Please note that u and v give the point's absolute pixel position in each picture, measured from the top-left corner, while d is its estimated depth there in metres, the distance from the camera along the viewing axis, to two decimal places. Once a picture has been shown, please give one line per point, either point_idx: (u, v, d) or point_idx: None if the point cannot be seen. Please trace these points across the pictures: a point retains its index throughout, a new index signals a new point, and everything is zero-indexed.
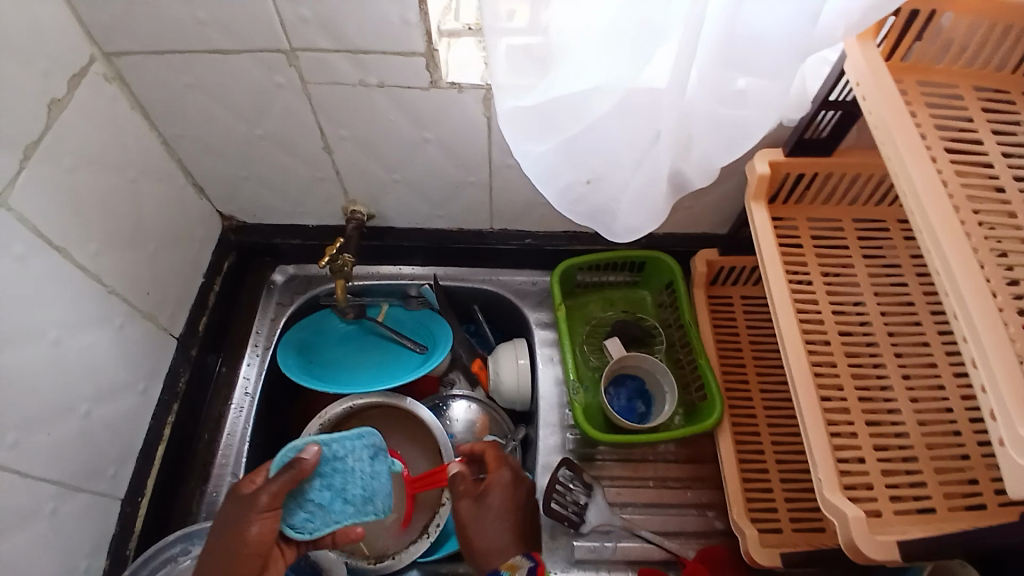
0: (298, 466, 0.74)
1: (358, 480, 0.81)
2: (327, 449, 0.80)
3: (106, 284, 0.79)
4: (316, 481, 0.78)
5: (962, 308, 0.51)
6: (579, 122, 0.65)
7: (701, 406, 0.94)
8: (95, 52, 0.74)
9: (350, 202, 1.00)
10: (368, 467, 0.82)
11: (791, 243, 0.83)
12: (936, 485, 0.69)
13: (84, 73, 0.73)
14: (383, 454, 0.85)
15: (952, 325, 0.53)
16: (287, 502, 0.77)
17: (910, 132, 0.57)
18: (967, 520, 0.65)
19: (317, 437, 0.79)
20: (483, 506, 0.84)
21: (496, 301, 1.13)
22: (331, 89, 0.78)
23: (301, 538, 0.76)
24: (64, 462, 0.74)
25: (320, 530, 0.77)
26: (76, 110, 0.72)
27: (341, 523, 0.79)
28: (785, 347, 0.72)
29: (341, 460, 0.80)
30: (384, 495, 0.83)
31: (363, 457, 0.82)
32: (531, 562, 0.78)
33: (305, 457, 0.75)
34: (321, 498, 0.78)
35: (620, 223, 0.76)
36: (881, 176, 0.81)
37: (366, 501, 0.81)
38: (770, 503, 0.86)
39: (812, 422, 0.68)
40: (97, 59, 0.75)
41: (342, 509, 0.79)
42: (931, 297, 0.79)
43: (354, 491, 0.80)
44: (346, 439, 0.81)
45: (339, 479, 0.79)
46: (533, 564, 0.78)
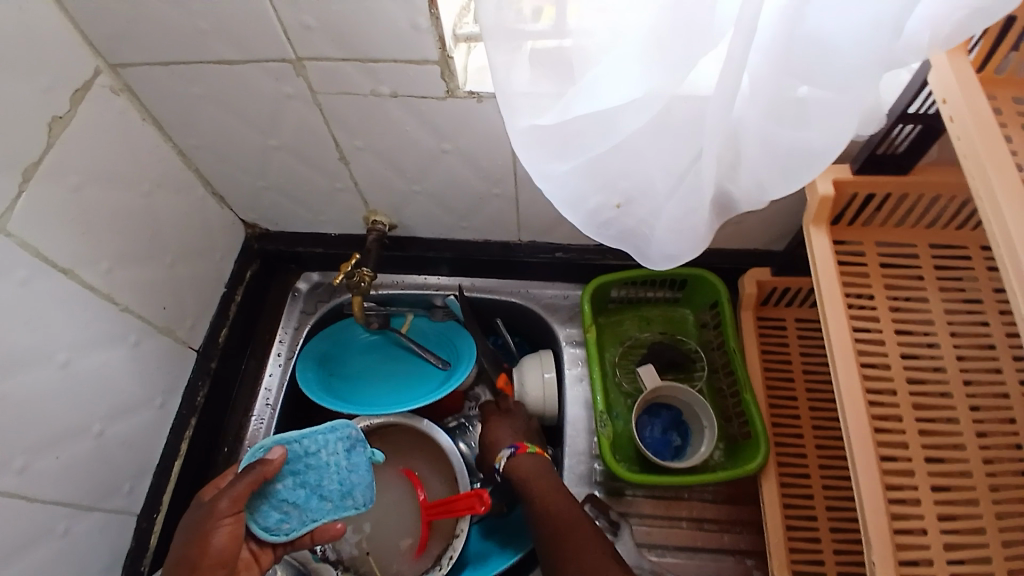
0: (261, 466, 0.69)
1: (334, 475, 0.76)
2: (297, 446, 0.74)
3: (118, 302, 0.78)
4: (286, 479, 0.73)
5: None
6: (602, 144, 0.57)
7: (745, 444, 0.86)
8: (100, 64, 0.72)
9: (371, 211, 0.95)
10: (344, 461, 0.77)
11: (855, 270, 0.73)
12: (1002, 563, 0.59)
13: (89, 86, 0.71)
14: (361, 446, 0.80)
15: None
16: (255, 502, 0.71)
17: (1007, 168, 0.46)
18: None
19: (283, 436, 0.74)
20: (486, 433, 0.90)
21: (524, 314, 1.06)
22: (341, 99, 0.73)
23: (277, 540, 0.71)
24: (76, 483, 0.74)
25: (297, 531, 0.73)
26: (82, 125, 0.70)
27: (320, 521, 0.74)
28: (842, 400, 0.62)
29: (314, 456, 0.75)
30: (363, 488, 0.78)
31: (337, 451, 0.77)
32: (511, 448, 0.83)
33: (268, 459, 0.69)
34: (295, 497, 0.73)
35: (655, 249, 0.68)
36: (965, 197, 0.69)
37: (343, 497, 0.76)
38: (817, 556, 0.78)
39: (869, 491, 0.59)
40: (102, 72, 0.72)
41: (318, 506, 0.74)
42: (1016, 340, 0.67)
43: (330, 487, 0.75)
44: (317, 434, 0.76)
45: (314, 476, 0.75)
46: (513, 448, 0.83)
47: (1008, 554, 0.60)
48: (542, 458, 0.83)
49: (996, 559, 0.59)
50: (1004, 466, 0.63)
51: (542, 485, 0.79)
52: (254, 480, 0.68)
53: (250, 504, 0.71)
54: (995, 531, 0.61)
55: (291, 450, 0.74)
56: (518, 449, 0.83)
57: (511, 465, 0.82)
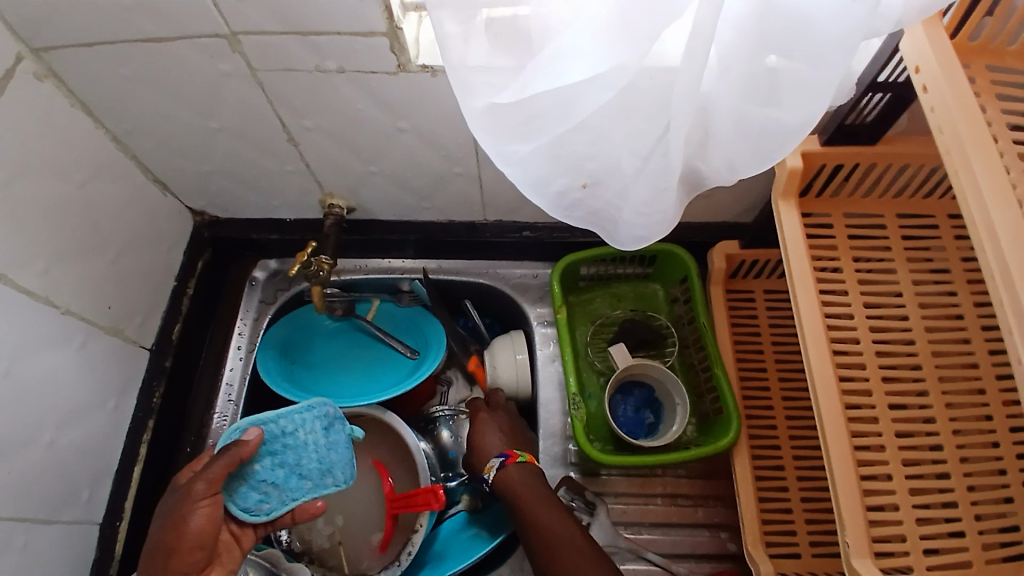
0: (237, 447, 0.65)
1: (312, 454, 0.72)
2: (272, 426, 0.70)
3: (58, 304, 0.72)
4: (264, 459, 0.69)
5: None
6: (567, 122, 0.54)
7: (717, 420, 0.86)
8: (21, 49, 0.65)
9: (327, 194, 0.90)
10: (322, 439, 0.73)
11: (824, 243, 0.72)
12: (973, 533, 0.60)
13: (10, 73, 0.64)
14: (340, 423, 0.76)
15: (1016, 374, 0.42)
16: (233, 483, 0.68)
17: (988, 147, 0.45)
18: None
19: (258, 416, 0.69)
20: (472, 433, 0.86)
21: (493, 295, 1.03)
22: (285, 76, 0.67)
23: (258, 521, 0.68)
24: (31, 496, 0.70)
25: (278, 510, 0.70)
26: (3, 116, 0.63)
27: (301, 499, 0.71)
28: (813, 382, 0.62)
29: (291, 436, 0.71)
30: (344, 465, 0.74)
31: (315, 430, 0.73)
32: (502, 457, 0.80)
33: (244, 440, 0.65)
34: (274, 477, 0.69)
35: (624, 230, 0.65)
36: (934, 166, 0.68)
37: (323, 475, 0.73)
38: (789, 525, 0.79)
39: (840, 469, 0.59)
40: (24, 58, 0.66)
41: (298, 485, 0.71)
42: (982, 310, 0.67)
43: (309, 466, 0.71)
44: (293, 413, 0.71)
45: (292, 455, 0.71)
46: (503, 458, 0.80)
47: (981, 527, 0.61)
48: (533, 467, 0.80)
49: (970, 533, 0.60)
50: (977, 439, 0.63)
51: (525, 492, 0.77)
52: (230, 463, 0.64)
53: (227, 486, 0.68)
54: (968, 505, 0.62)
55: (267, 430, 0.70)
56: (511, 459, 0.79)
57: (497, 480, 0.79)
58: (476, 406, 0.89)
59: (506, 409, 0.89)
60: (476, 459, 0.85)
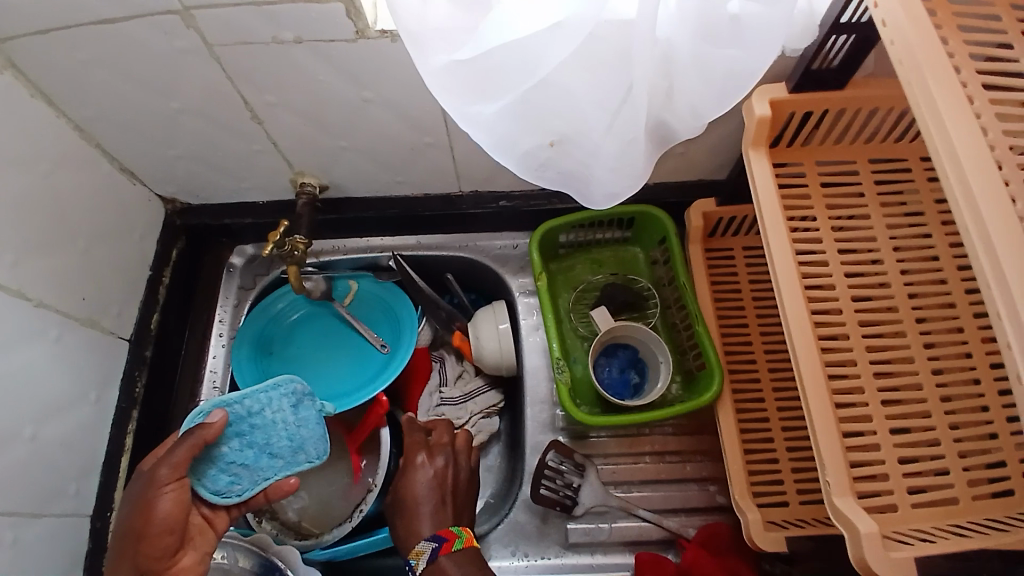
0: (202, 430, 0.66)
1: (281, 431, 0.75)
2: (237, 407, 0.72)
3: (30, 297, 0.71)
4: (232, 441, 0.71)
5: (998, 279, 0.40)
6: (532, 77, 0.53)
7: (700, 376, 0.87)
8: None
9: (298, 173, 0.89)
10: (291, 417, 0.76)
11: (797, 192, 0.72)
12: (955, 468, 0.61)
13: None
14: (308, 400, 0.78)
15: (984, 297, 0.42)
16: (200, 467, 0.69)
17: (947, 76, 0.45)
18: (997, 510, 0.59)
19: (221, 398, 0.71)
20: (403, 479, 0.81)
21: (473, 268, 1.03)
22: (244, 50, 0.66)
23: (230, 502, 0.70)
24: (16, 492, 0.69)
25: (249, 491, 0.72)
26: None
27: (273, 478, 0.74)
28: (789, 327, 0.62)
29: (258, 415, 0.73)
30: (315, 441, 0.77)
31: (283, 407, 0.75)
32: (435, 542, 0.75)
33: (208, 422, 0.67)
34: (243, 458, 0.71)
35: (597, 187, 0.64)
36: (904, 109, 0.68)
37: (295, 452, 0.76)
38: (776, 474, 0.80)
39: (818, 409, 0.59)
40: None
41: (270, 464, 0.74)
42: (956, 250, 0.68)
43: (279, 444, 0.74)
44: (258, 393, 0.74)
45: (261, 435, 0.73)
46: (437, 545, 0.74)
47: (965, 462, 0.62)
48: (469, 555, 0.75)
49: (954, 470, 0.61)
50: (958, 376, 0.64)
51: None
52: (195, 446, 0.65)
53: (195, 470, 0.69)
54: (951, 442, 0.63)
55: (233, 412, 0.72)
56: (443, 547, 0.74)
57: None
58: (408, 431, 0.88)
59: (452, 452, 0.85)
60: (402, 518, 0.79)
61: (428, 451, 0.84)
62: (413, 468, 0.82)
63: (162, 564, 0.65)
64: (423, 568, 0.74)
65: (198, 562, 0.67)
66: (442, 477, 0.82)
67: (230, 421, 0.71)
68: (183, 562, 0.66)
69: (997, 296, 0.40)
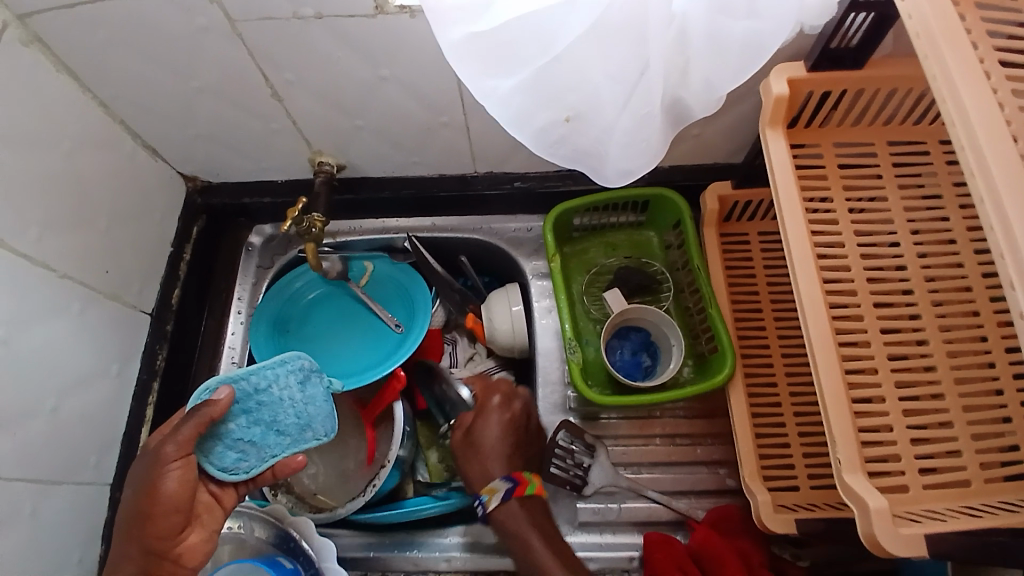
0: (209, 407, 0.66)
1: (288, 408, 0.75)
2: (245, 383, 0.72)
3: (56, 270, 0.73)
4: (239, 418, 0.71)
5: (1011, 247, 0.40)
6: (547, 51, 0.53)
7: (713, 358, 0.86)
8: (6, 15, 0.65)
9: (316, 153, 0.90)
10: (298, 394, 0.76)
11: (814, 174, 0.71)
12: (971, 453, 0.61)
13: None
14: (316, 377, 0.79)
15: (997, 267, 0.41)
16: (207, 445, 0.70)
17: (962, 42, 0.46)
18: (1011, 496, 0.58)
19: (228, 375, 0.72)
20: (476, 429, 0.83)
21: (487, 251, 1.04)
22: (263, 27, 0.67)
23: (237, 479, 0.71)
24: (40, 459, 0.71)
25: (257, 468, 0.72)
26: None
27: (280, 456, 0.74)
28: (801, 305, 0.62)
29: (265, 392, 0.73)
30: (322, 419, 0.78)
31: (290, 384, 0.76)
32: (510, 484, 0.77)
33: (216, 400, 0.67)
34: (250, 435, 0.72)
35: (611, 166, 0.64)
36: (924, 89, 0.67)
37: (302, 429, 0.76)
38: (786, 458, 0.80)
39: (830, 387, 0.59)
40: (9, 24, 0.65)
41: (276, 442, 0.74)
42: (976, 233, 0.68)
43: (286, 421, 0.75)
44: (265, 369, 0.74)
45: (267, 412, 0.73)
46: (512, 487, 0.77)
47: (979, 446, 0.61)
48: (533, 499, 0.79)
49: (967, 452, 0.61)
50: (974, 360, 0.64)
51: (535, 542, 0.75)
52: (202, 421, 0.66)
53: (202, 448, 0.70)
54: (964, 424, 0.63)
55: (240, 389, 0.72)
56: (517, 489, 0.77)
57: (497, 514, 0.77)
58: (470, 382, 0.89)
59: (523, 397, 0.86)
60: (475, 462, 0.81)
61: (503, 404, 0.84)
62: (486, 417, 0.83)
63: (168, 542, 0.66)
64: (496, 506, 0.77)
65: (205, 540, 0.70)
66: (511, 431, 0.83)
67: (236, 397, 0.72)
68: (190, 540, 0.68)
69: (1009, 265, 0.40)
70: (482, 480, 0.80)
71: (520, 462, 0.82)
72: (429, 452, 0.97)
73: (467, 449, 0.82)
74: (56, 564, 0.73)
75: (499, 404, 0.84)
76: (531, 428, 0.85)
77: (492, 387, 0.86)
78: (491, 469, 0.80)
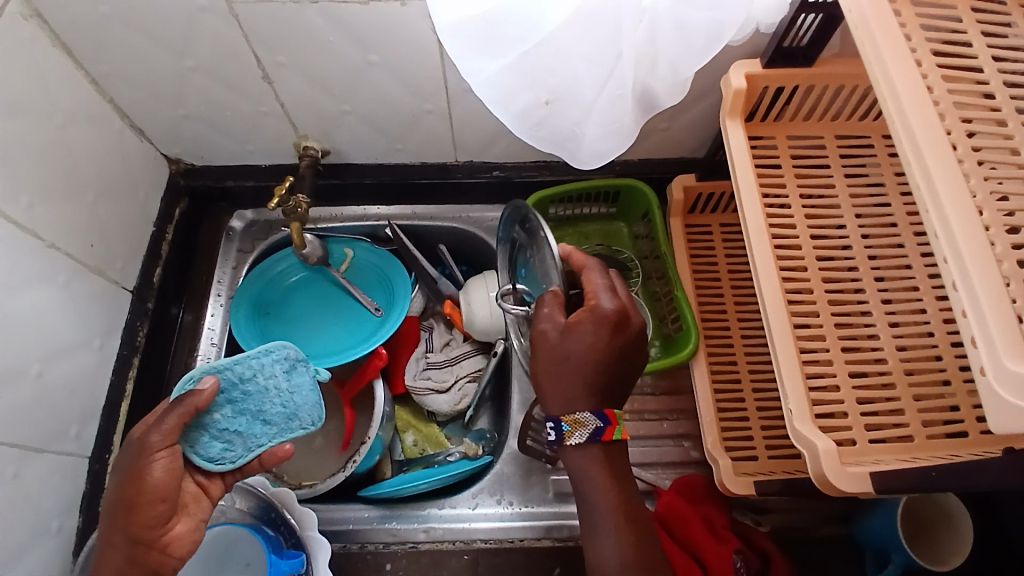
0: (193, 396, 0.66)
1: (274, 398, 0.75)
2: (229, 373, 0.72)
3: (44, 238, 0.74)
4: (224, 409, 0.72)
5: (936, 201, 0.47)
6: (534, 36, 0.58)
7: (678, 338, 0.92)
8: None
9: (302, 137, 0.93)
10: (284, 382, 0.76)
11: (769, 163, 0.78)
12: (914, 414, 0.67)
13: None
14: (302, 366, 0.78)
15: (923, 220, 0.48)
16: (193, 435, 0.71)
17: (893, 31, 0.52)
18: (949, 448, 0.64)
19: (211, 364, 0.71)
20: (575, 342, 0.63)
21: (465, 239, 1.07)
22: (260, 10, 0.70)
23: (223, 469, 0.72)
24: (22, 426, 0.71)
25: (243, 458, 0.73)
26: None
27: (266, 445, 0.75)
28: (757, 274, 0.68)
29: (251, 382, 0.73)
30: (309, 407, 0.78)
31: (275, 373, 0.75)
32: (601, 423, 0.65)
33: (201, 389, 0.67)
34: (235, 425, 0.72)
35: (586, 148, 0.70)
36: (866, 87, 0.75)
37: (289, 419, 0.76)
38: (746, 430, 0.86)
39: (783, 346, 0.65)
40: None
41: (263, 431, 0.75)
42: (915, 218, 0.75)
43: (272, 411, 0.75)
44: (250, 359, 0.73)
45: (253, 402, 0.73)
46: (601, 427, 0.65)
47: (920, 406, 0.67)
48: (616, 444, 0.67)
49: (910, 411, 0.67)
50: (913, 328, 0.71)
51: (610, 499, 0.66)
52: (186, 412, 0.66)
53: (188, 438, 0.70)
54: (907, 387, 0.69)
55: (223, 379, 0.71)
56: (608, 431, 0.65)
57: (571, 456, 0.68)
58: (579, 263, 0.67)
59: (642, 322, 0.66)
60: (555, 381, 0.65)
61: (616, 320, 0.64)
62: (587, 330, 0.63)
63: (155, 531, 0.65)
64: (576, 442, 0.65)
65: (192, 529, 0.69)
66: (611, 357, 0.64)
67: (221, 387, 0.71)
68: (177, 529, 0.68)
69: (937, 219, 0.47)
70: (560, 403, 0.65)
71: (607, 388, 0.66)
72: (406, 434, 1.00)
73: (559, 362, 0.64)
74: (34, 534, 0.73)
75: (612, 318, 0.64)
76: (634, 353, 0.67)
77: (607, 291, 0.66)
78: (577, 391, 0.65)
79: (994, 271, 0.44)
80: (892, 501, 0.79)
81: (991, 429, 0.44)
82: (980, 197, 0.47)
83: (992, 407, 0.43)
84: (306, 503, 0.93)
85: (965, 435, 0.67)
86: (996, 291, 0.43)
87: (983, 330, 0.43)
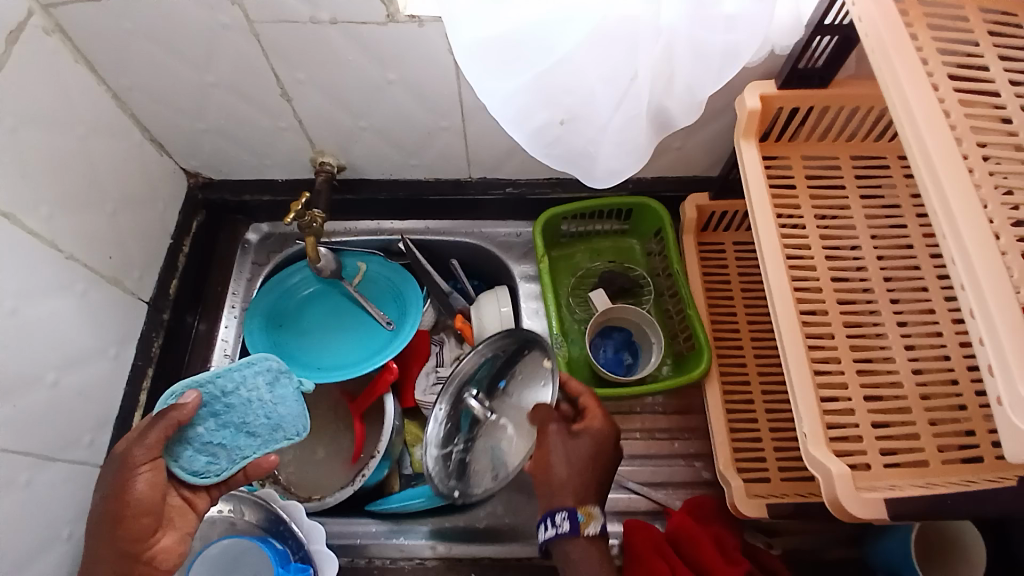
0: (175, 411, 0.67)
1: (258, 409, 0.75)
2: (211, 387, 0.72)
3: (61, 249, 0.75)
4: (207, 422, 0.72)
5: (952, 227, 0.46)
6: (552, 56, 0.59)
7: (689, 356, 0.92)
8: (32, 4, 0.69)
9: (318, 153, 0.95)
10: (267, 395, 0.76)
11: (784, 183, 0.78)
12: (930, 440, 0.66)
13: (22, 28, 0.68)
14: (285, 377, 0.78)
15: (940, 245, 0.48)
16: (176, 449, 0.71)
17: (908, 53, 0.52)
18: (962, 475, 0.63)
19: (194, 378, 0.72)
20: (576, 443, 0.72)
21: (477, 253, 1.08)
22: (280, 29, 0.72)
23: (208, 482, 0.72)
24: (37, 434, 0.72)
25: (227, 470, 0.73)
26: (16, 69, 0.68)
27: (252, 457, 0.74)
28: (771, 294, 0.68)
29: (232, 395, 0.73)
30: (293, 418, 0.77)
31: (258, 385, 0.75)
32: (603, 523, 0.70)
33: (181, 404, 0.67)
34: (219, 438, 0.72)
35: (600, 166, 0.70)
36: (882, 108, 0.75)
37: (273, 430, 0.76)
38: (759, 452, 0.85)
39: (796, 368, 0.64)
40: (35, 12, 0.70)
41: (248, 443, 0.74)
42: (931, 239, 0.74)
43: (256, 422, 0.74)
44: (232, 371, 0.74)
45: (236, 414, 0.73)
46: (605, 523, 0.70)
47: (935, 431, 0.66)
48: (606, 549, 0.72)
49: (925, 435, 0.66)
50: (929, 351, 0.70)
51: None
52: (169, 426, 0.66)
53: (170, 451, 0.70)
54: (923, 411, 0.68)
55: (205, 392, 0.72)
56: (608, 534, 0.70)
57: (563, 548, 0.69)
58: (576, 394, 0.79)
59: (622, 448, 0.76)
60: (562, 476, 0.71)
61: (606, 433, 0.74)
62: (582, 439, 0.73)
63: (143, 545, 0.65)
64: (591, 533, 0.68)
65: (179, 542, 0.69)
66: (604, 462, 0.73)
67: (203, 401, 0.72)
68: (163, 542, 0.68)
69: (953, 246, 0.46)
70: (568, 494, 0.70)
71: (604, 488, 0.72)
72: (415, 448, 0.99)
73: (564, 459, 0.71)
74: (45, 541, 0.74)
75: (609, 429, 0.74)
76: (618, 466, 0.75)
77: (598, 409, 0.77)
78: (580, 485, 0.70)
79: (1011, 298, 0.43)
80: (906, 527, 0.77)
81: (1008, 458, 0.43)
82: (998, 223, 0.46)
83: (1009, 435, 0.43)
84: (316, 516, 0.93)
85: (982, 462, 0.65)
86: (1013, 317, 0.43)
87: (999, 355, 0.43)
